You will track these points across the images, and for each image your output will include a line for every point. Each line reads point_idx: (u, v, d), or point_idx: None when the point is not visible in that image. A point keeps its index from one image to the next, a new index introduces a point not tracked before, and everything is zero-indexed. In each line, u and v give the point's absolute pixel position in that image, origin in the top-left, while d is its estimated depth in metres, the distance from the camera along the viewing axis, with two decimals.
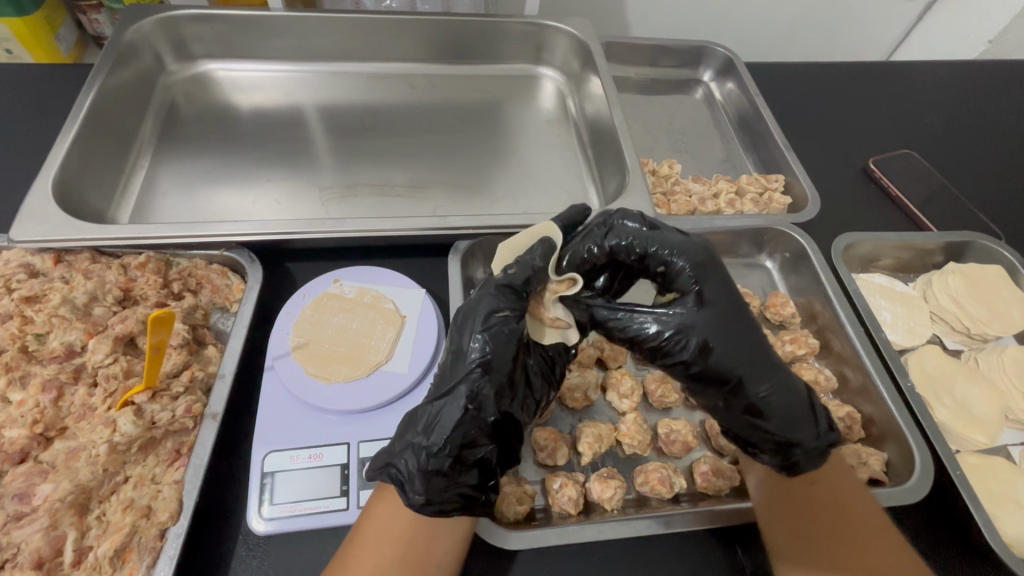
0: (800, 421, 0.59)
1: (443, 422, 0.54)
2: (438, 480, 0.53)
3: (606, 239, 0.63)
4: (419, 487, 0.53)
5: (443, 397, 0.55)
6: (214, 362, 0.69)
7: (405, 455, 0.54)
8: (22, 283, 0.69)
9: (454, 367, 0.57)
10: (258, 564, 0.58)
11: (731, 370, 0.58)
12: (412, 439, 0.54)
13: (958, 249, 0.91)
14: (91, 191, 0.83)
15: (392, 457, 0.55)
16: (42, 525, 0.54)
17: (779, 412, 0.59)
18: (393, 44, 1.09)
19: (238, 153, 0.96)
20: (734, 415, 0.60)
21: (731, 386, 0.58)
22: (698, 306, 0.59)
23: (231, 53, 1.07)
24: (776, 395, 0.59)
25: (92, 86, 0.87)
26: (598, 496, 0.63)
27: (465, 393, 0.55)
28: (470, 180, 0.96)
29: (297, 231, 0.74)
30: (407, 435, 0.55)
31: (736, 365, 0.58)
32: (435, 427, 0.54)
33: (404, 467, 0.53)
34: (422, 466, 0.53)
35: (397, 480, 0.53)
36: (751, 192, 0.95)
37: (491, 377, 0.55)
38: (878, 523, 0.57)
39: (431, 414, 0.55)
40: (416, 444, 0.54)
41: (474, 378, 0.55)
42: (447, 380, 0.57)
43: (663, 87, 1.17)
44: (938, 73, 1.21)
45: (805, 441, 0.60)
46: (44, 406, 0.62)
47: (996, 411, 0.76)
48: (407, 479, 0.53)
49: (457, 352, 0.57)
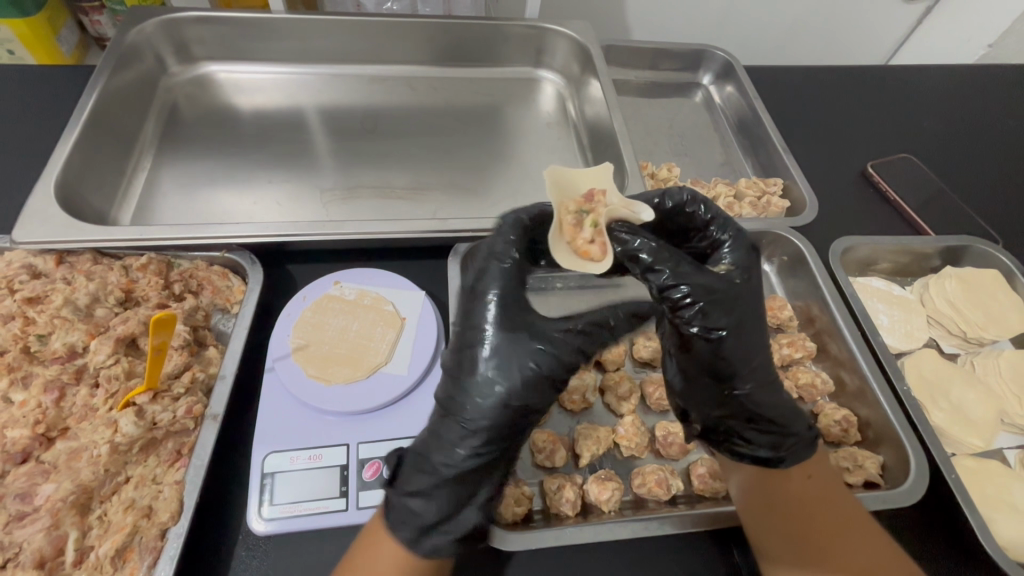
0: (790, 417, 0.61)
1: (478, 460, 0.55)
2: (480, 514, 0.55)
3: (677, 196, 0.63)
4: (420, 532, 0.53)
5: (467, 437, 0.55)
6: (214, 363, 0.69)
7: (408, 498, 0.54)
8: (24, 284, 0.69)
9: (473, 406, 0.56)
10: (258, 564, 0.59)
11: (739, 358, 0.58)
12: (416, 481, 0.55)
13: (956, 253, 0.91)
14: (93, 192, 0.84)
15: (395, 498, 0.55)
16: (44, 525, 0.54)
17: (769, 404, 0.60)
18: (394, 47, 1.10)
19: (239, 154, 0.96)
20: (734, 403, 0.60)
21: (738, 372, 0.58)
22: (738, 281, 0.58)
23: (233, 55, 1.08)
24: (771, 382, 0.61)
25: (94, 87, 0.87)
26: (596, 497, 0.64)
27: (497, 431, 0.55)
28: (470, 183, 0.97)
29: (298, 234, 0.75)
30: (433, 482, 0.55)
31: (748, 344, 0.58)
32: (440, 468, 0.55)
33: (407, 510, 0.54)
34: (424, 510, 0.54)
35: (444, 533, 0.54)
36: (750, 196, 0.95)
37: (498, 413, 0.55)
38: (862, 522, 0.58)
39: (435, 454, 0.56)
40: (453, 493, 0.55)
41: (480, 415, 0.55)
42: (466, 421, 0.56)
43: (663, 90, 1.18)
44: (937, 77, 1.22)
45: (797, 436, 0.61)
46: (45, 407, 0.62)
47: (992, 414, 0.77)
48: (454, 528, 0.54)
49: (478, 394, 0.56)
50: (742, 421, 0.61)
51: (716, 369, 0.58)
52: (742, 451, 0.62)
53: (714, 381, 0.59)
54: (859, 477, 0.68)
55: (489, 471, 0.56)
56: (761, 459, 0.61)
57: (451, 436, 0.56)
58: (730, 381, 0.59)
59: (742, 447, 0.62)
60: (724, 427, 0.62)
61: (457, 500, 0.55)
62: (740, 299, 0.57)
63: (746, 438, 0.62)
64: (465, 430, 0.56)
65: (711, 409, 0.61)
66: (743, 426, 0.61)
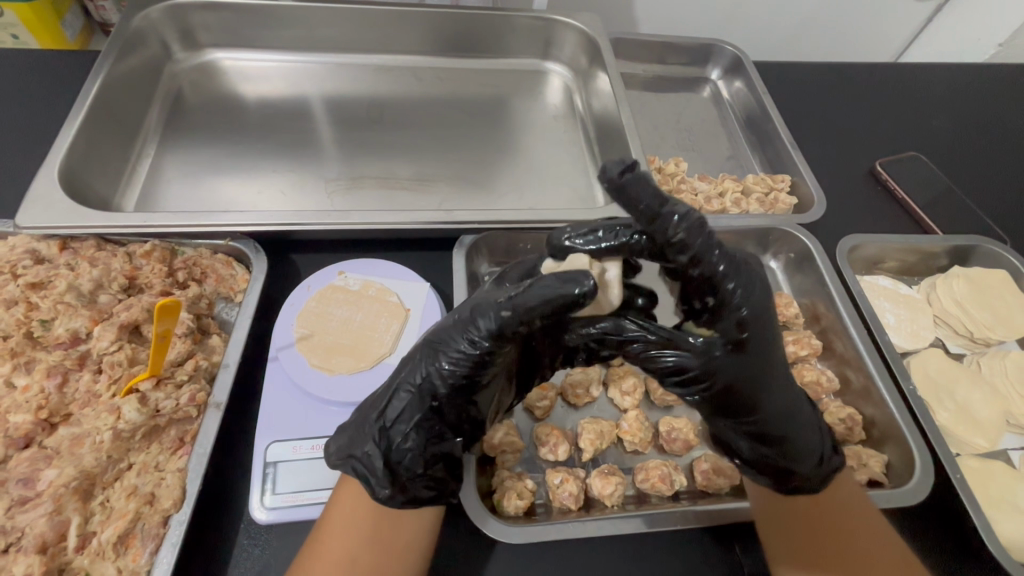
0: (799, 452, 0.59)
1: (412, 405, 0.55)
2: (403, 461, 0.54)
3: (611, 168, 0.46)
4: (357, 456, 0.54)
5: (413, 377, 0.55)
6: (218, 352, 0.69)
7: (363, 429, 0.55)
8: (28, 269, 0.69)
9: (435, 351, 0.55)
10: (259, 552, 0.59)
11: (742, 366, 0.54)
12: (378, 410, 0.55)
13: (964, 252, 0.91)
14: (96, 178, 0.83)
15: (356, 429, 0.56)
16: (46, 510, 0.54)
17: (789, 402, 0.59)
18: (401, 35, 1.09)
19: (243, 143, 0.96)
20: (772, 415, 0.58)
21: (769, 377, 0.56)
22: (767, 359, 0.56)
23: (237, 42, 1.07)
24: (777, 364, 0.56)
25: (99, 73, 0.87)
26: (599, 492, 0.63)
27: (437, 381, 0.54)
28: (476, 175, 0.96)
29: (302, 223, 0.74)
30: (379, 424, 0.54)
31: (769, 333, 0.54)
32: (398, 400, 0.55)
33: (360, 443, 0.54)
34: (372, 438, 0.54)
35: (353, 462, 0.54)
36: (757, 192, 0.94)
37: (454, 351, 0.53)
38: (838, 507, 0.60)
39: (399, 386, 0.55)
40: (376, 427, 0.54)
41: (450, 348, 0.54)
42: (434, 369, 0.54)
43: (670, 84, 1.17)
44: (948, 75, 1.21)
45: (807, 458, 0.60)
46: (48, 392, 0.62)
47: (997, 415, 0.76)
48: (364, 462, 0.53)
49: (445, 338, 0.54)
50: (778, 424, 0.58)
51: (754, 370, 0.54)
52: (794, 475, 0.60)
53: (745, 391, 0.55)
54: (864, 476, 0.68)
55: (418, 424, 0.54)
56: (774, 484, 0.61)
57: (409, 379, 0.55)
58: (755, 394, 0.56)
59: (788, 475, 0.60)
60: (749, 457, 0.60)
61: (376, 434, 0.54)
62: (743, 305, 0.51)
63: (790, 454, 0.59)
64: (415, 373, 0.55)
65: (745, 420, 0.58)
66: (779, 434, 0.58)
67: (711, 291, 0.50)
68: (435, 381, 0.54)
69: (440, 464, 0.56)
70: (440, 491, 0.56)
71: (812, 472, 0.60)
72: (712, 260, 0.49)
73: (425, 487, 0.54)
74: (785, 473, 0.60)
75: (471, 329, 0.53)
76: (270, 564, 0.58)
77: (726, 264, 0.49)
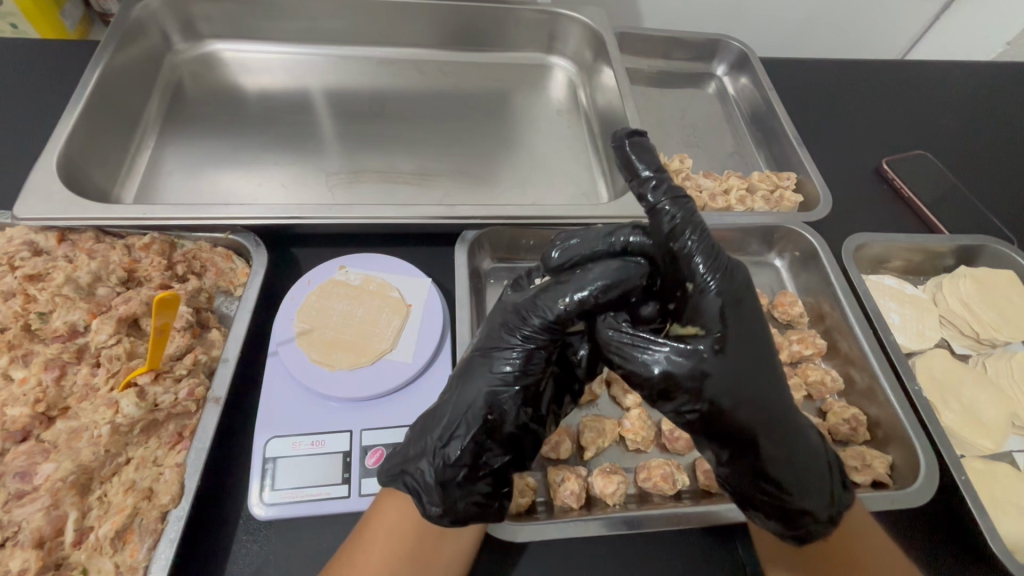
0: (812, 487, 0.54)
1: (466, 420, 0.54)
2: (461, 477, 0.53)
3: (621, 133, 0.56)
4: (421, 479, 0.53)
5: (469, 392, 0.55)
6: (217, 346, 0.68)
7: (418, 457, 0.54)
8: (26, 261, 0.68)
9: (489, 360, 0.56)
10: (258, 549, 0.58)
11: (728, 367, 0.51)
12: (431, 434, 0.54)
13: (970, 252, 0.90)
14: (95, 168, 0.83)
15: (407, 463, 0.54)
16: (43, 505, 0.53)
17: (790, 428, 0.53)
18: (404, 28, 1.08)
19: (242, 136, 0.95)
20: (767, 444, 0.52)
21: (767, 397, 0.52)
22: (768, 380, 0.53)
23: (238, 33, 1.06)
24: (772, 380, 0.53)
25: (98, 63, 0.86)
26: (601, 490, 0.63)
27: (493, 392, 0.54)
28: (480, 171, 0.95)
29: (303, 216, 0.74)
30: (433, 444, 0.53)
31: (748, 350, 0.52)
32: (453, 416, 0.54)
33: (416, 471, 0.53)
34: (431, 458, 0.53)
35: (405, 478, 0.54)
36: (762, 189, 0.94)
37: (511, 357, 0.55)
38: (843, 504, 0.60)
39: (452, 402, 0.55)
40: (432, 443, 0.53)
41: (508, 356, 0.55)
42: (487, 375, 0.55)
43: (675, 80, 1.16)
44: (957, 73, 1.19)
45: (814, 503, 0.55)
46: (46, 385, 0.61)
47: (1003, 416, 0.76)
48: (415, 479, 0.53)
49: (495, 348, 0.56)
50: (772, 449, 0.52)
51: (738, 397, 0.51)
52: (804, 514, 0.55)
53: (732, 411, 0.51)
54: (867, 476, 0.67)
55: (472, 439, 0.53)
56: (782, 530, 0.55)
57: (462, 393, 0.55)
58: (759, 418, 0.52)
59: (799, 518, 0.55)
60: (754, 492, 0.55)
61: (431, 451, 0.53)
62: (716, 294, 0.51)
63: (785, 487, 0.53)
64: (472, 386, 0.55)
65: (732, 449, 0.53)
66: (780, 469, 0.53)
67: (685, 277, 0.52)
68: (491, 391, 0.54)
69: (494, 481, 0.54)
70: (487, 510, 0.53)
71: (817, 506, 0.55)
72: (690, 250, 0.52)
73: (474, 505, 0.53)
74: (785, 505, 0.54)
75: (522, 331, 0.55)
76: (268, 561, 0.58)
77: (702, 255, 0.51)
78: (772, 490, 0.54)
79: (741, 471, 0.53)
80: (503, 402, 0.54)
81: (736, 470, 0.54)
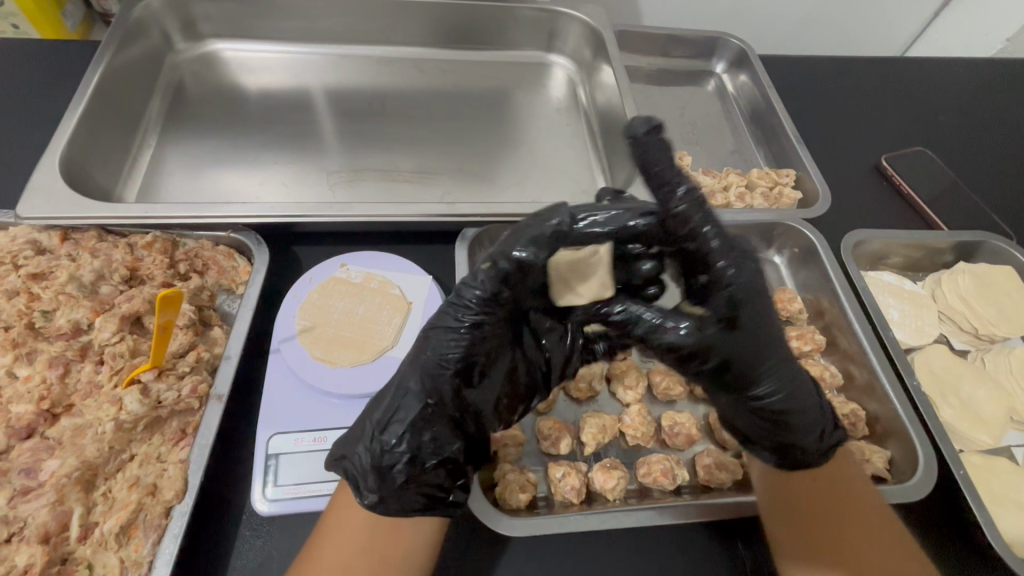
0: (808, 424, 0.58)
1: (407, 407, 0.54)
2: (400, 468, 0.53)
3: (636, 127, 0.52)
4: (368, 477, 0.52)
5: (410, 379, 0.55)
6: (220, 343, 0.69)
7: (359, 448, 0.53)
8: (29, 259, 0.69)
9: (430, 352, 0.55)
10: (261, 544, 0.59)
11: (755, 327, 0.53)
12: (372, 424, 0.54)
13: (969, 248, 0.90)
14: (97, 167, 0.83)
15: (346, 450, 0.54)
16: (48, 501, 0.54)
17: (792, 375, 0.57)
18: (404, 27, 1.08)
19: (243, 135, 0.95)
20: (772, 396, 0.56)
21: (772, 356, 0.55)
22: (776, 348, 0.55)
23: (238, 32, 1.07)
24: (777, 333, 0.55)
25: (99, 63, 0.86)
26: (601, 486, 0.63)
27: (433, 380, 0.54)
28: (480, 170, 0.95)
29: (304, 214, 0.74)
30: (373, 432, 0.53)
31: (764, 311, 0.53)
32: (396, 408, 0.54)
33: (357, 462, 0.53)
34: (370, 449, 0.53)
35: (345, 465, 0.53)
36: (762, 186, 0.94)
37: (451, 344, 0.54)
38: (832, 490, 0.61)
39: (396, 395, 0.55)
40: (371, 430, 0.53)
41: (455, 345, 0.54)
42: (429, 365, 0.54)
43: (674, 78, 1.16)
44: (957, 70, 1.20)
45: (804, 444, 0.60)
46: (50, 383, 0.61)
47: (1001, 411, 0.76)
48: (355, 464, 0.53)
49: (440, 340, 0.55)
50: (785, 401, 0.56)
51: (752, 351, 0.54)
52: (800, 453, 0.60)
53: (744, 370, 0.55)
54: (866, 472, 0.68)
55: (411, 426, 0.53)
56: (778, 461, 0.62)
57: (405, 384, 0.55)
58: (763, 374, 0.55)
59: (791, 450, 0.60)
60: (774, 441, 0.60)
61: (369, 437, 0.53)
62: (731, 283, 0.51)
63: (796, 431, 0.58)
64: (414, 373, 0.55)
65: (747, 397, 0.57)
66: (795, 414, 0.57)
67: (701, 268, 0.52)
68: (433, 379, 0.54)
69: (442, 472, 0.54)
70: (433, 501, 0.54)
71: (813, 445, 0.60)
72: (704, 237, 0.51)
73: (419, 495, 0.53)
74: (785, 445, 0.60)
75: (467, 318, 0.54)
76: (272, 556, 0.58)
77: (720, 244, 0.51)
78: (787, 432, 0.58)
79: (757, 420, 0.59)
80: (443, 390, 0.54)
81: (752, 416, 0.59)
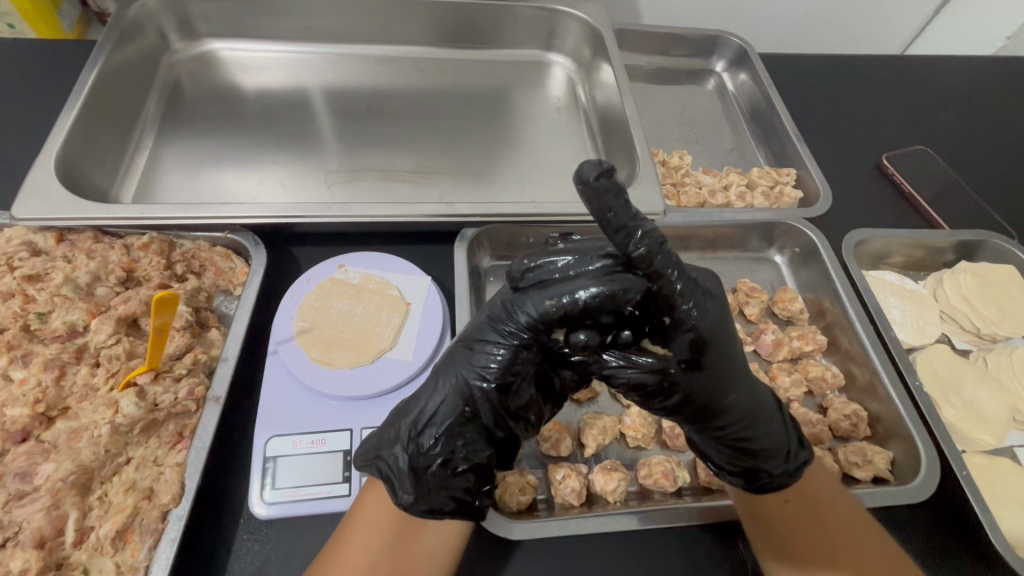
0: (776, 448, 0.58)
1: (444, 409, 0.53)
2: (432, 473, 0.52)
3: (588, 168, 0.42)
4: (404, 482, 0.52)
5: (445, 383, 0.54)
6: (217, 345, 0.68)
7: (394, 449, 0.53)
8: (24, 261, 0.68)
9: (466, 358, 0.54)
10: (258, 547, 0.58)
11: (718, 361, 0.53)
12: (407, 427, 0.53)
13: (970, 248, 0.90)
14: (92, 168, 0.82)
15: (380, 449, 0.54)
16: (43, 505, 0.53)
17: (756, 402, 0.57)
18: (402, 26, 1.08)
19: (241, 135, 0.94)
20: (741, 422, 0.56)
21: (735, 385, 0.55)
22: (738, 382, 0.55)
23: (235, 32, 1.06)
24: (740, 366, 0.55)
25: (94, 63, 0.86)
26: (601, 487, 0.63)
27: (468, 386, 0.53)
28: (479, 169, 0.94)
29: (301, 215, 0.73)
30: (408, 435, 0.53)
31: (726, 342, 0.53)
32: (429, 412, 0.53)
33: (392, 463, 0.52)
34: (406, 452, 0.52)
35: (379, 464, 0.53)
36: (762, 186, 0.94)
37: (482, 351, 0.54)
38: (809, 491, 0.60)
39: (430, 398, 0.54)
40: (406, 432, 0.53)
41: (488, 354, 0.54)
42: (466, 373, 0.54)
43: (674, 77, 1.15)
44: (957, 68, 1.19)
45: (774, 468, 0.58)
46: (46, 385, 0.61)
47: (1003, 411, 0.76)
48: (389, 464, 0.53)
49: (474, 351, 0.54)
50: (750, 429, 0.57)
51: (717, 383, 0.54)
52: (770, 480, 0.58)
53: (708, 400, 0.55)
54: (868, 473, 0.67)
55: (447, 430, 0.53)
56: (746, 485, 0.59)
57: (440, 389, 0.54)
58: (727, 403, 0.55)
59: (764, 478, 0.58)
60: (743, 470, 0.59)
61: (404, 438, 0.53)
62: (694, 323, 0.50)
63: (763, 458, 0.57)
64: (448, 377, 0.54)
65: (714, 427, 0.57)
66: (761, 440, 0.57)
67: (663, 311, 0.50)
68: (468, 386, 0.53)
69: (470, 476, 0.53)
70: (464, 507, 0.52)
71: (785, 472, 0.58)
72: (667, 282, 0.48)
73: (449, 498, 0.52)
74: (756, 471, 0.58)
75: (504, 328, 0.53)
76: (269, 559, 0.58)
77: (682, 285, 0.49)
78: (755, 459, 0.58)
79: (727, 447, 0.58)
80: (479, 397, 0.53)
81: (719, 444, 0.59)
